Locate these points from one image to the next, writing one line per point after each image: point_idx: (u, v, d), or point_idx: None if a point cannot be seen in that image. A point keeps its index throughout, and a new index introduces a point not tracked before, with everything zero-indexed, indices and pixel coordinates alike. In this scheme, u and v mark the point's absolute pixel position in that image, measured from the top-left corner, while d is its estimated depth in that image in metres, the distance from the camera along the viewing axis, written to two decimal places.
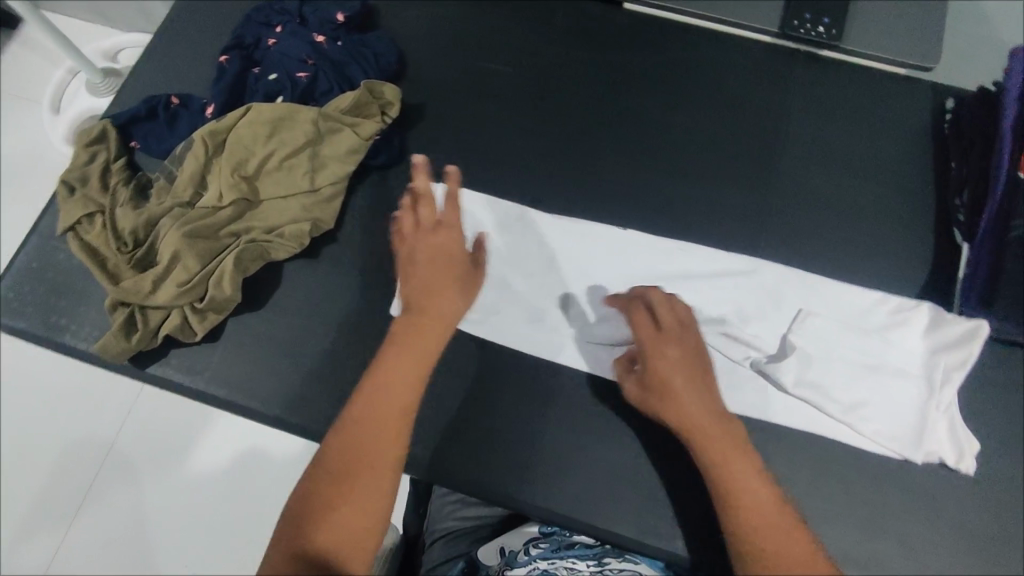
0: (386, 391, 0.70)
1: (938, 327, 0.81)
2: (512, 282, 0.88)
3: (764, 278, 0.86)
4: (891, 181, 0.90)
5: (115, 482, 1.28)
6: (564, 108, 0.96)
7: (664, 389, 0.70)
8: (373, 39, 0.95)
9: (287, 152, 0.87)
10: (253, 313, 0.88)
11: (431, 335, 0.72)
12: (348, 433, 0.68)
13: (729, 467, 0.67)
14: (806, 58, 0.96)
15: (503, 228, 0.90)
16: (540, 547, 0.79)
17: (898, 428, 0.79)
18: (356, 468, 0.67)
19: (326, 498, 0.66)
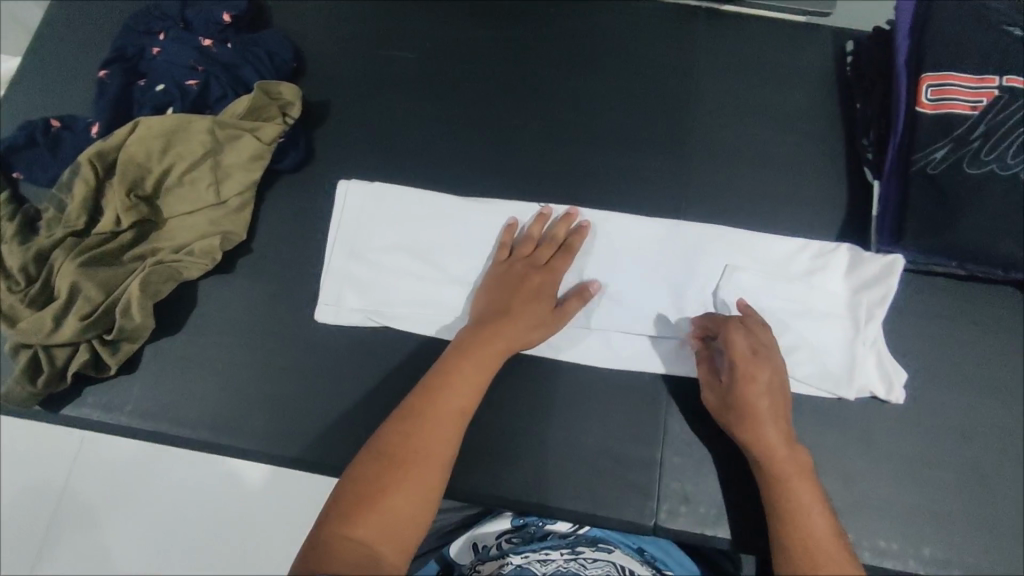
0: (445, 392, 0.65)
1: (858, 265, 0.74)
2: (418, 272, 0.76)
3: (715, 233, 0.77)
4: (805, 126, 0.83)
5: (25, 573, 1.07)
6: (468, 97, 0.84)
7: (746, 400, 0.64)
8: (266, 37, 0.84)
9: (185, 166, 0.76)
10: (172, 339, 0.76)
11: (495, 352, 0.68)
12: (400, 432, 0.62)
13: (791, 483, 0.62)
14: (709, 14, 0.89)
15: (360, 217, 0.78)
16: (513, 541, 0.76)
17: (843, 367, 0.72)
18: (401, 468, 0.61)
19: (363, 495, 0.59)
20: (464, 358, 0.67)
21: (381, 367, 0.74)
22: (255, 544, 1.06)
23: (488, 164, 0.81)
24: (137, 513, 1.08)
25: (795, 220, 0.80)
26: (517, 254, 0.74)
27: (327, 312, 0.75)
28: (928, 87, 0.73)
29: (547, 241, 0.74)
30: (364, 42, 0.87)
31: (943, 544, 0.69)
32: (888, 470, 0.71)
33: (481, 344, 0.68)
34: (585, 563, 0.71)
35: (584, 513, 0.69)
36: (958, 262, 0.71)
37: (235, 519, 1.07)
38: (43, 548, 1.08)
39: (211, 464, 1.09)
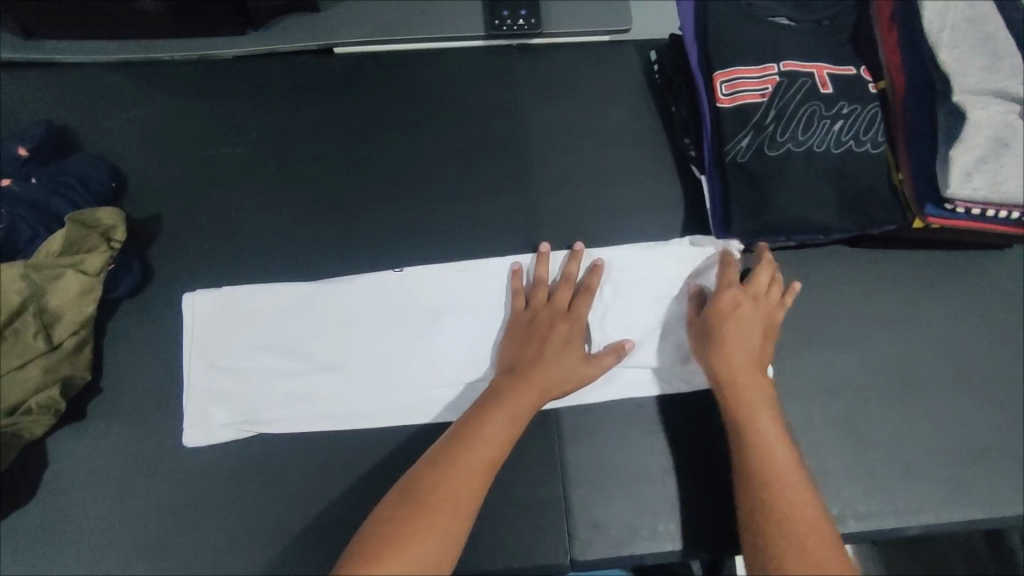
0: (479, 438, 0.64)
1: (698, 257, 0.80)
2: (290, 367, 0.74)
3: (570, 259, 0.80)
4: (629, 139, 0.88)
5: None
6: (304, 179, 0.83)
7: (719, 344, 0.70)
8: (74, 163, 0.80)
9: (3, 320, 0.68)
10: (30, 506, 0.70)
11: (529, 397, 0.67)
12: (427, 482, 0.61)
13: (762, 433, 0.65)
14: (521, 51, 0.93)
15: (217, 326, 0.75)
16: None
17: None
18: (421, 516, 0.59)
19: (383, 539, 0.58)
20: (497, 408, 0.66)
21: (267, 476, 0.71)
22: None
23: (336, 243, 0.80)
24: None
25: (640, 227, 0.84)
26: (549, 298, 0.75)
27: (196, 434, 0.72)
28: (721, 83, 0.79)
29: (568, 286, 0.75)
30: (184, 146, 0.84)
31: (834, 499, 0.73)
32: None
33: (516, 390, 0.67)
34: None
35: (502, 568, 0.68)
36: (788, 236, 0.77)
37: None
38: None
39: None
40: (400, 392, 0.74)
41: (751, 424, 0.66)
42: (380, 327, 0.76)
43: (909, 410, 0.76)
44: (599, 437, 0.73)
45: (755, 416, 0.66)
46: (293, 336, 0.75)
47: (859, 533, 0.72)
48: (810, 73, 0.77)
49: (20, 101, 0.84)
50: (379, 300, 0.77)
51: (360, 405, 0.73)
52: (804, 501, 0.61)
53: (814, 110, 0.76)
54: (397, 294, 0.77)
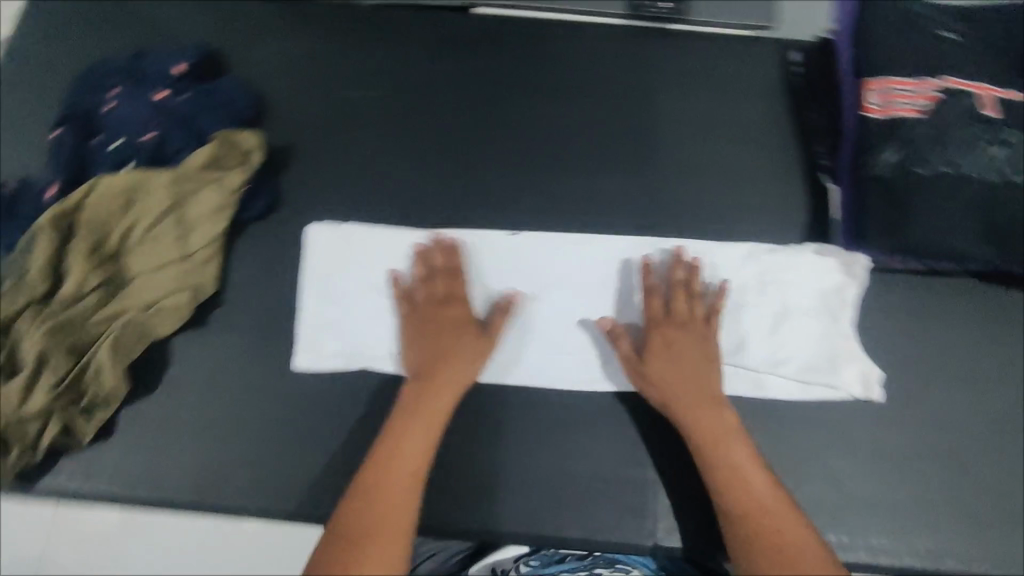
0: (396, 460, 0.67)
1: (822, 259, 0.77)
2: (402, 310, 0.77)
3: (683, 247, 0.79)
4: (761, 138, 0.86)
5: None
6: (432, 133, 0.85)
7: (652, 374, 0.72)
8: (223, 86, 0.83)
9: (150, 221, 0.75)
10: (149, 399, 0.74)
11: (421, 422, 0.69)
12: (371, 506, 0.65)
13: (713, 453, 0.68)
14: (662, 34, 0.91)
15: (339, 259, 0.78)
16: (531, 563, 0.81)
17: (819, 364, 0.75)
18: (381, 533, 0.64)
19: (345, 543, 0.63)
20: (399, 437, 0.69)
21: (369, 412, 0.74)
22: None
23: (459, 200, 0.82)
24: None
25: (762, 231, 0.82)
26: (411, 305, 0.75)
27: (307, 359, 0.75)
28: (874, 92, 0.76)
29: (437, 272, 0.76)
30: (323, 85, 0.86)
31: (925, 534, 0.72)
32: (870, 469, 0.73)
33: (412, 409, 0.70)
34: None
35: (581, 538, 0.71)
36: (918, 258, 0.75)
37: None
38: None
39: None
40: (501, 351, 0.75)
41: (707, 446, 0.69)
42: (487, 286, 0.77)
43: (1015, 458, 0.74)
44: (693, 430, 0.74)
45: (703, 435, 0.69)
46: (403, 282, 0.77)
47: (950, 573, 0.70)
48: (974, 94, 0.74)
49: (180, 21, 0.88)
50: (488, 260, 0.78)
51: None
52: (776, 510, 0.65)
53: (973, 133, 0.73)
54: (513, 255, 0.78)
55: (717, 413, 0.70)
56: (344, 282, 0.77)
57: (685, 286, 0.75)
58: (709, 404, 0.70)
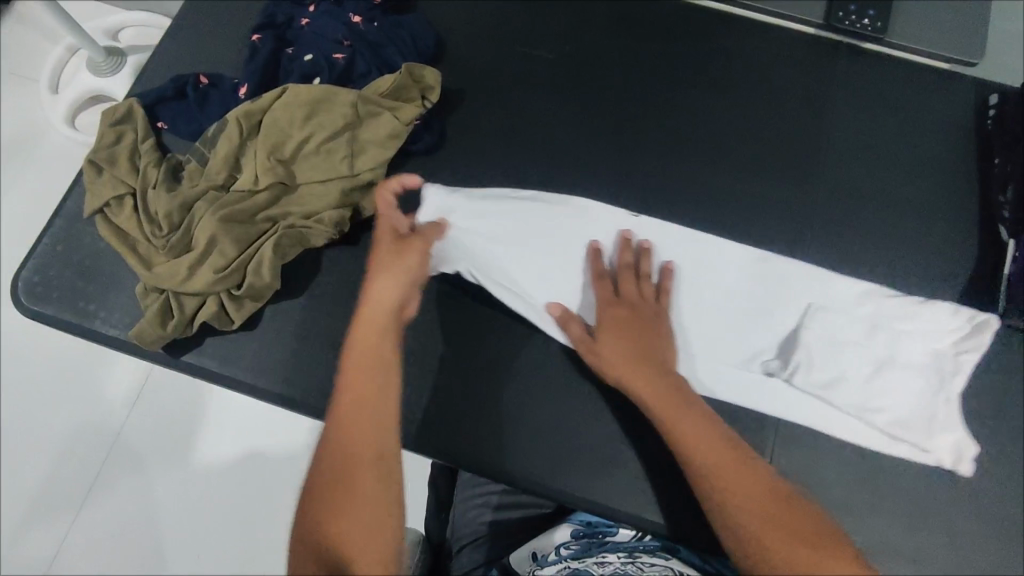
0: (352, 391, 0.61)
1: (935, 314, 0.73)
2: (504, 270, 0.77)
3: (803, 270, 0.77)
4: (936, 177, 0.82)
5: (77, 503, 1.13)
6: (599, 105, 0.85)
7: (608, 356, 0.69)
8: (412, 20, 0.85)
9: (325, 136, 0.77)
10: (293, 301, 0.77)
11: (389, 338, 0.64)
12: (335, 450, 0.58)
13: (682, 425, 0.63)
14: (850, 51, 0.88)
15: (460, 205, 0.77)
16: (570, 547, 0.69)
17: (917, 424, 0.71)
18: (349, 469, 0.57)
19: (330, 487, 0.56)
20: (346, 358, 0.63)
21: (492, 361, 0.76)
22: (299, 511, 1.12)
23: (616, 176, 0.82)
24: (191, 464, 1.14)
25: (920, 272, 0.79)
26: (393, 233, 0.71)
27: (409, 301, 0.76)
28: None
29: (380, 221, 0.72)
30: (504, 39, 0.88)
31: None
32: (987, 533, 0.71)
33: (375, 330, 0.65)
34: (643, 566, 0.66)
35: (678, 530, 0.71)
36: None
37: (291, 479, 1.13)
38: (97, 482, 1.13)
39: (271, 423, 1.15)
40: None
41: (673, 418, 0.64)
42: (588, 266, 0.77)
43: None
44: (810, 452, 0.73)
45: (673, 411, 0.64)
46: (542, 250, 0.78)
47: None
48: None
49: None
50: (604, 237, 0.78)
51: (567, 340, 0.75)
52: (757, 477, 0.59)
53: None
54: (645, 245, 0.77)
55: (671, 381, 0.67)
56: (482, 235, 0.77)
57: (631, 270, 0.74)
58: (667, 373, 0.68)
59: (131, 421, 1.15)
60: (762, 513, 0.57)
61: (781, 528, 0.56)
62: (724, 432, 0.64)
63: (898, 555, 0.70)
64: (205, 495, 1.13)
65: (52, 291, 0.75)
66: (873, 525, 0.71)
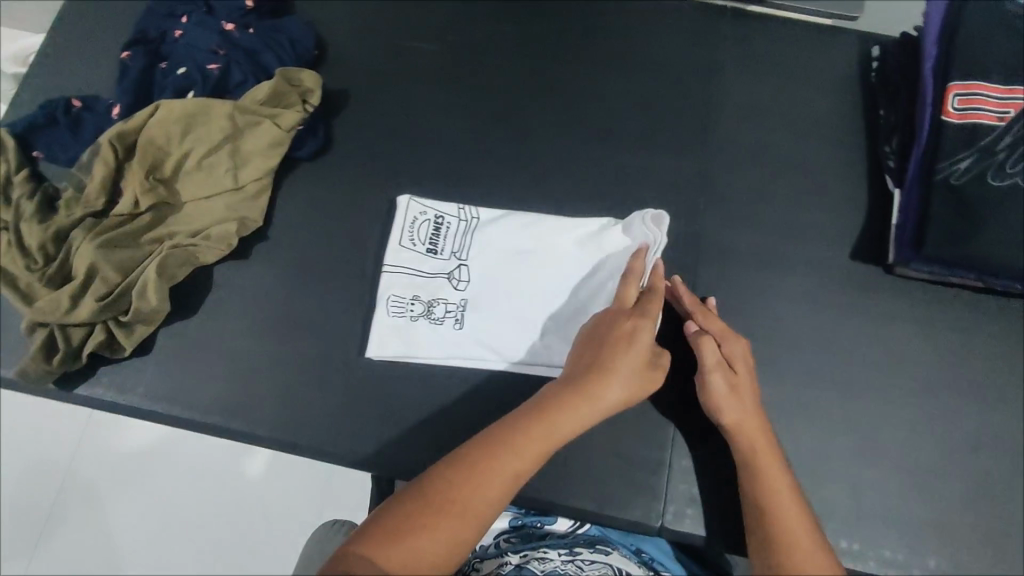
0: (558, 416, 0.59)
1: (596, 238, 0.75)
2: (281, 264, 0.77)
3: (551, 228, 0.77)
4: (825, 134, 0.83)
5: (25, 556, 1.03)
6: (488, 92, 0.84)
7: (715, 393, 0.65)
8: (288, 23, 0.83)
9: (204, 150, 0.76)
10: (186, 321, 0.75)
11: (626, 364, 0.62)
12: (507, 443, 0.56)
13: (743, 440, 0.63)
14: (735, 16, 0.88)
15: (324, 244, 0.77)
16: (512, 541, 0.70)
17: None
18: (503, 458, 0.55)
19: (410, 513, 0.50)
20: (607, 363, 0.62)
21: (393, 362, 0.73)
22: (254, 542, 1.00)
23: (510, 163, 0.81)
24: (143, 500, 1.03)
25: (815, 230, 0.79)
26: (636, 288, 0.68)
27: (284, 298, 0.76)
28: (954, 96, 0.72)
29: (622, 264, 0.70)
30: (387, 34, 0.86)
31: (945, 552, 0.68)
32: (896, 479, 0.70)
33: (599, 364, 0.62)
34: (583, 564, 0.64)
35: (591, 511, 0.70)
36: (977, 274, 0.71)
37: (244, 509, 1.01)
38: (44, 532, 1.03)
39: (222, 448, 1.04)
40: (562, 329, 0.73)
41: (749, 440, 0.63)
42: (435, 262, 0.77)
43: None
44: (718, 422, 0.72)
45: (740, 427, 0.64)
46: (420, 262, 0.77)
47: None
48: None
49: None
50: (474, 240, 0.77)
51: (436, 335, 0.74)
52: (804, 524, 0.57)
53: None
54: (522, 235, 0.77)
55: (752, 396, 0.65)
56: (418, 249, 0.77)
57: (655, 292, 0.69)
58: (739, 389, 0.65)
59: (78, 458, 1.06)
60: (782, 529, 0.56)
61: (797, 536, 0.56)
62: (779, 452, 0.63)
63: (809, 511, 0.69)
64: (160, 535, 1.01)
65: None
66: None
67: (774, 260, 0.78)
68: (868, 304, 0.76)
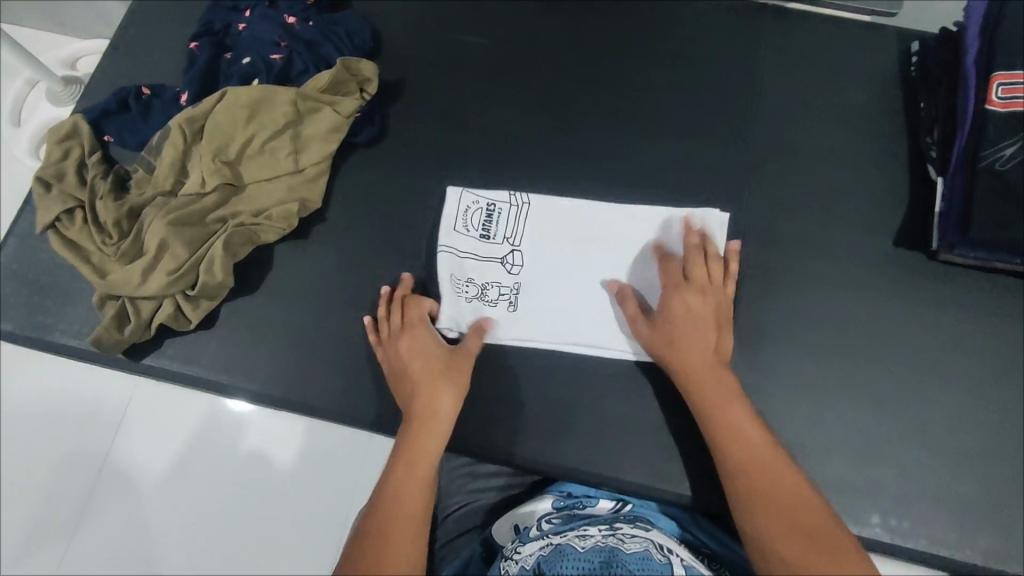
0: (415, 462, 0.65)
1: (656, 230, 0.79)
2: (340, 245, 0.80)
3: (604, 214, 0.81)
4: (866, 125, 0.85)
5: (70, 532, 1.05)
6: (536, 84, 0.87)
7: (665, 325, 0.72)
8: (346, 17, 0.87)
9: (267, 135, 0.79)
10: (247, 297, 0.78)
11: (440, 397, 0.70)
12: (382, 512, 0.61)
13: (719, 417, 0.66)
14: (774, 12, 0.90)
15: (381, 227, 0.81)
16: (552, 520, 0.69)
17: (756, 335, 0.76)
18: (392, 522, 0.60)
19: None
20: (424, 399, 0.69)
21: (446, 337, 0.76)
22: (295, 520, 1.04)
23: (558, 150, 0.84)
24: (190, 479, 1.06)
25: (857, 217, 0.81)
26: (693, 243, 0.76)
27: (340, 276, 0.79)
28: (998, 86, 0.74)
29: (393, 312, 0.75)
30: (438, 28, 0.90)
31: (993, 532, 0.69)
32: (943, 460, 0.71)
33: (424, 412, 0.69)
34: (623, 538, 0.63)
35: (640, 484, 0.72)
36: (1022, 259, 0.72)
37: (287, 488, 1.05)
38: (86, 508, 1.05)
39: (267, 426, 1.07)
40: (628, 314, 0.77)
41: (701, 392, 0.68)
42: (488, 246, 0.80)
43: None
44: (764, 400, 0.73)
45: (703, 386, 0.68)
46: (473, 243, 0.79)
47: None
48: None
49: None
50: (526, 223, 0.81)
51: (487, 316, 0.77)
52: (790, 485, 0.61)
53: None
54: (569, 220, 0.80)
55: (704, 353, 0.69)
56: (471, 234, 0.80)
57: (401, 310, 0.75)
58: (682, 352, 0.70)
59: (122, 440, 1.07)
60: (777, 502, 0.59)
61: (793, 507, 0.59)
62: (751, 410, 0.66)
63: (859, 489, 0.70)
64: (203, 513, 1.04)
65: (11, 308, 0.77)
66: (828, 462, 0.71)
67: (816, 246, 0.80)
68: (911, 288, 0.77)
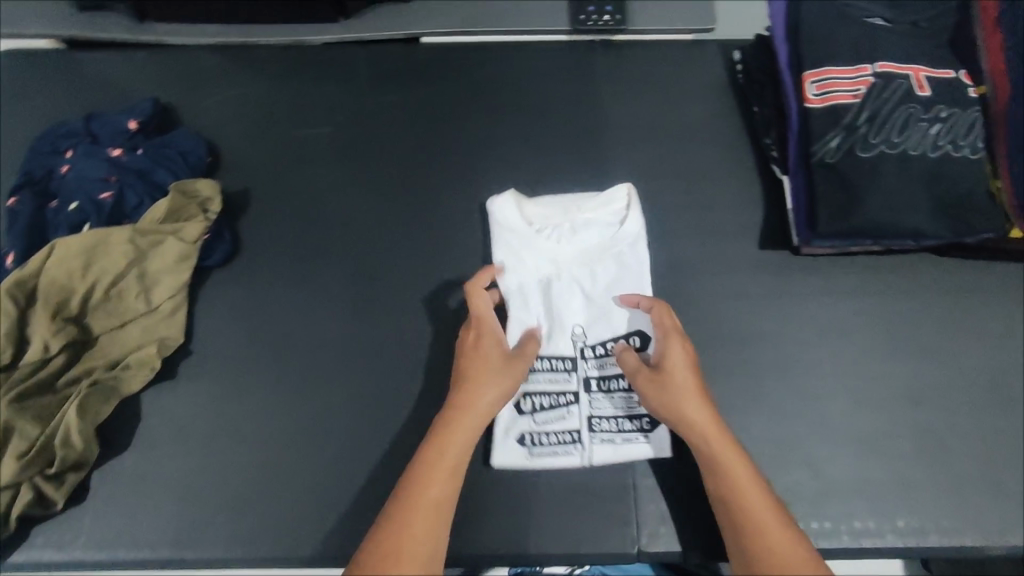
0: (442, 451, 0.61)
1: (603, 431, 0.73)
2: (215, 374, 0.76)
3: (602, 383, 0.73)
4: (709, 137, 0.88)
5: None
6: (387, 162, 0.86)
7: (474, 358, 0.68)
8: (177, 137, 0.84)
9: (111, 281, 0.73)
10: (121, 457, 0.73)
11: (466, 422, 0.63)
12: (416, 481, 0.59)
13: (722, 477, 0.60)
14: (603, 47, 0.93)
15: (254, 346, 0.77)
16: None
17: None
18: (421, 494, 0.58)
19: None
20: (465, 387, 0.65)
21: (341, 447, 0.73)
22: None
23: (421, 224, 0.83)
24: None
25: (720, 228, 0.83)
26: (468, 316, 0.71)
27: (219, 408, 0.74)
28: (811, 83, 0.78)
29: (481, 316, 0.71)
30: (277, 127, 0.88)
31: (908, 508, 0.70)
32: (848, 448, 0.72)
33: (459, 411, 0.63)
34: None
35: (566, 554, 0.68)
36: (873, 239, 0.76)
37: None
38: None
39: None
40: (638, 410, 0.72)
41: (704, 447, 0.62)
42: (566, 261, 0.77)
43: (984, 420, 0.74)
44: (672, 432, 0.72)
45: (737, 499, 0.58)
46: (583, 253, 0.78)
47: (937, 548, 0.69)
48: (906, 75, 0.77)
49: (129, 80, 0.89)
50: (405, 308, 0.79)
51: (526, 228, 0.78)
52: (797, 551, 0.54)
53: (913, 113, 0.76)
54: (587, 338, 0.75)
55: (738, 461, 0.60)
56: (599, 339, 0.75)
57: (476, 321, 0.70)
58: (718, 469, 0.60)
59: None
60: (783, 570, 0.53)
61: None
62: (802, 537, 0.55)
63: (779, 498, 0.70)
64: None
65: None
66: None
67: (689, 266, 0.81)
68: (784, 286, 0.79)
